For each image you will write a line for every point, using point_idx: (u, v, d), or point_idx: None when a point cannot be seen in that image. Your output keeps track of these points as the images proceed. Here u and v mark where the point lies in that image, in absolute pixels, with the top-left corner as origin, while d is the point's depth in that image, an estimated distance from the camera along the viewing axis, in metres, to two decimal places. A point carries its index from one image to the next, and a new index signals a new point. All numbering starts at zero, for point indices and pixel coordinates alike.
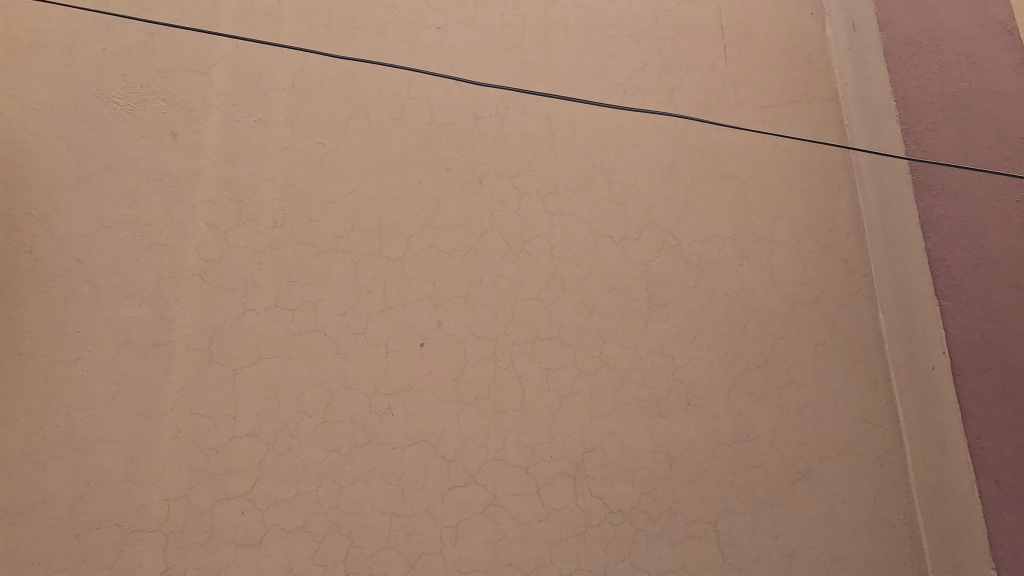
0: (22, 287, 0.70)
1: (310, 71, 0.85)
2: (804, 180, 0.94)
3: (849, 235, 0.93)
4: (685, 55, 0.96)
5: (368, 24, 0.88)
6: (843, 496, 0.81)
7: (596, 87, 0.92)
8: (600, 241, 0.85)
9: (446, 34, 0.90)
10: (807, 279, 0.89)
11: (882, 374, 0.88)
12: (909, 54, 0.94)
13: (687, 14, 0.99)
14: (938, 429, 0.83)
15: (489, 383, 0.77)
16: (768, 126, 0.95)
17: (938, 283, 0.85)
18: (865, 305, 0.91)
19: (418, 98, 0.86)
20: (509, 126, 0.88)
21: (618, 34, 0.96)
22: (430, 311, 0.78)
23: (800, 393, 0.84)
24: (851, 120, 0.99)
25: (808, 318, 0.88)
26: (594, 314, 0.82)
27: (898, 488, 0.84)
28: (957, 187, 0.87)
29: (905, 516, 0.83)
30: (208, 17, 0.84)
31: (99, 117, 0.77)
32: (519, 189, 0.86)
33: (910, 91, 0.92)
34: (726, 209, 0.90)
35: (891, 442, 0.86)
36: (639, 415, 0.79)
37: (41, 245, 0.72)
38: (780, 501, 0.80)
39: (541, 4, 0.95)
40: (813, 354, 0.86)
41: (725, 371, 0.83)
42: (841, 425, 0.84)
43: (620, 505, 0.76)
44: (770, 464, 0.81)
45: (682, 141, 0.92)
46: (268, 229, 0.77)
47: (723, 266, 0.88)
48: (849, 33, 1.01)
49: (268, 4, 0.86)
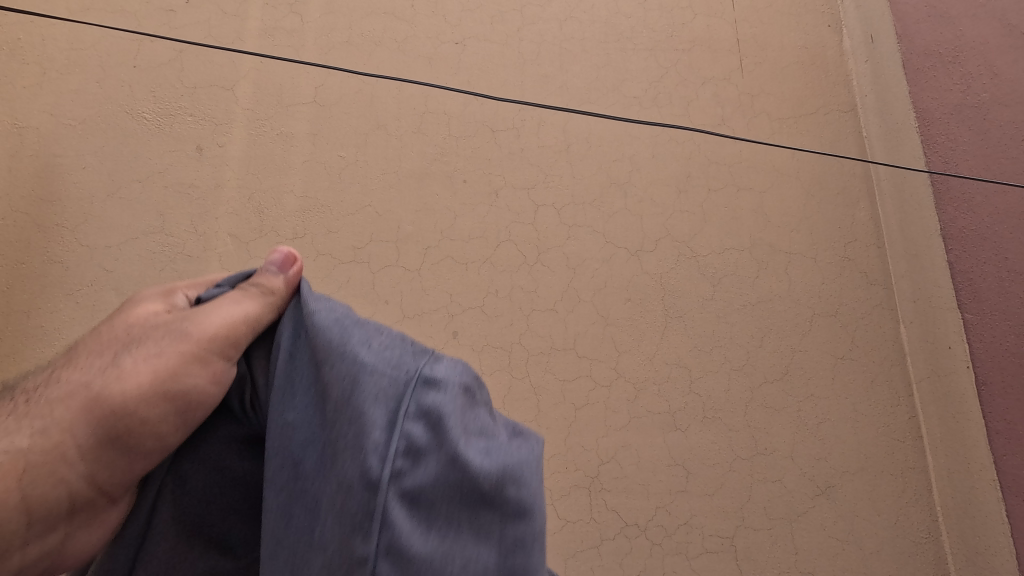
0: (53, 296, 0.72)
1: (332, 86, 0.87)
2: (822, 191, 0.93)
3: (869, 248, 0.91)
4: (701, 68, 0.97)
5: (388, 41, 0.90)
6: (865, 513, 0.80)
7: (611, 99, 0.93)
8: (616, 252, 0.86)
9: (464, 49, 0.92)
10: (826, 291, 0.88)
11: (904, 389, 0.86)
12: (928, 66, 0.93)
13: (703, 26, 0.99)
14: (964, 445, 0.82)
15: (505, 394, 0.77)
16: (786, 137, 0.95)
17: (960, 296, 0.86)
18: (886, 317, 0.88)
19: (436, 111, 0.88)
20: (525, 139, 0.89)
21: (634, 47, 0.97)
22: (446, 321, 0.79)
23: (819, 406, 0.83)
24: (868, 133, 0.96)
25: (827, 331, 0.87)
26: (609, 325, 0.82)
27: (923, 506, 0.81)
28: (979, 200, 0.87)
29: (931, 536, 0.80)
30: (235, 35, 0.87)
31: (128, 132, 0.80)
32: (535, 201, 0.86)
33: (931, 104, 0.92)
34: (743, 221, 0.90)
35: (916, 459, 0.83)
36: (655, 427, 0.79)
37: (71, 254, 0.74)
38: (799, 517, 0.78)
39: (557, 19, 0.96)
40: (833, 367, 0.85)
41: (742, 384, 0.83)
42: (863, 440, 0.83)
43: (636, 518, 0.75)
44: (789, 479, 0.80)
45: (697, 153, 0.92)
46: (288, 240, 0.79)
47: (739, 277, 0.87)
48: (866, 43, 1.01)
49: (292, 22, 0.89)
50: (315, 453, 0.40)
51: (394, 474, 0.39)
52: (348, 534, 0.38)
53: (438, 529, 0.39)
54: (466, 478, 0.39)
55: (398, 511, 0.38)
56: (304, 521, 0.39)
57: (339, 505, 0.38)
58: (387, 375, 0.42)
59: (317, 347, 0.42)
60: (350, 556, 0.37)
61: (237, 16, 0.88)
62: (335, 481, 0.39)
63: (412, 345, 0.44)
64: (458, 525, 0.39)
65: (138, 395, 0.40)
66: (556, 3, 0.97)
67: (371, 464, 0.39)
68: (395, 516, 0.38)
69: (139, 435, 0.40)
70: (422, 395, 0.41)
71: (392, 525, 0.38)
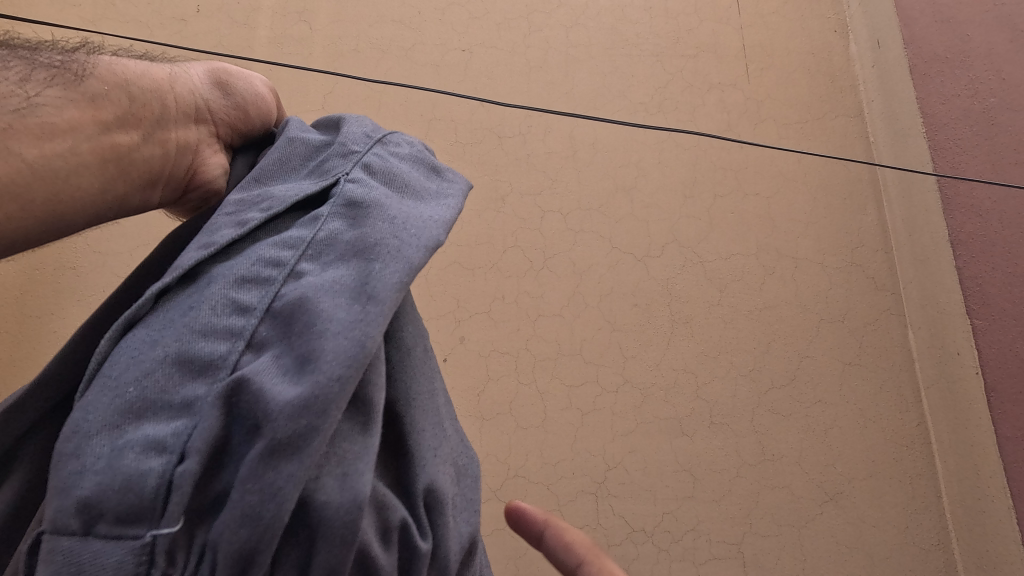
0: (66, 303, 0.75)
1: (340, 94, 0.88)
2: (829, 197, 0.93)
3: (877, 253, 0.92)
4: (707, 74, 0.97)
5: (396, 48, 0.91)
6: (874, 520, 0.79)
7: (617, 106, 0.93)
8: (622, 258, 0.86)
9: (471, 56, 0.93)
10: (834, 296, 0.88)
11: (912, 396, 0.86)
12: (936, 70, 0.93)
13: (709, 32, 1.00)
14: (973, 453, 0.80)
15: (512, 400, 0.78)
16: (792, 142, 0.95)
17: (968, 302, 0.84)
18: (893, 322, 0.89)
19: (443, 118, 0.89)
20: (532, 146, 0.89)
21: (640, 53, 0.97)
22: (453, 326, 0.79)
23: (827, 412, 0.83)
24: (876, 137, 0.98)
25: (835, 336, 0.87)
26: (616, 330, 0.82)
27: (932, 512, 0.81)
28: (989, 205, 0.84)
29: (941, 544, 0.80)
30: (245, 43, 0.88)
31: None
32: (542, 207, 0.87)
33: (938, 108, 0.92)
34: (749, 226, 0.90)
35: (924, 465, 0.83)
36: (661, 433, 0.79)
37: (84, 261, 0.77)
38: (808, 523, 0.78)
39: (563, 26, 0.97)
40: (840, 372, 0.85)
41: (749, 389, 0.83)
42: (871, 446, 0.82)
43: (643, 524, 0.75)
44: (797, 485, 0.79)
45: (703, 158, 0.92)
46: None
47: (746, 283, 0.87)
48: (873, 50, 1.01)
49: (301, 30, 0.90)
50: (216, 225, 0.37)
51: (236, 281, 0.33)
52: (181, 316, 0.32)
53: (260, 339, 0.32)
54: (315, 298, 0.32)
55: (240, 289, 0.33)
56: (134, 328, 0.33)
57: (178, 297, 0.34)
58: (322, 177, 0.39)
59: (280, 149, 0.42)
60: (149, 359, 0.31)
61: (247, 25, 0.89)
62: (198, 263, 0.35)
63: (370, 129, 0.43)
64: (285, 329, 0.32)
65: (159, 78, 0.41)
66: (563, 10, 0.98)
67: (233, 250, 0.35)
68: (229, 304, 0.32)
69: (150, 103, 0.40)
70: (341, 188, 0.37)
71: (229, 318, 0.32)
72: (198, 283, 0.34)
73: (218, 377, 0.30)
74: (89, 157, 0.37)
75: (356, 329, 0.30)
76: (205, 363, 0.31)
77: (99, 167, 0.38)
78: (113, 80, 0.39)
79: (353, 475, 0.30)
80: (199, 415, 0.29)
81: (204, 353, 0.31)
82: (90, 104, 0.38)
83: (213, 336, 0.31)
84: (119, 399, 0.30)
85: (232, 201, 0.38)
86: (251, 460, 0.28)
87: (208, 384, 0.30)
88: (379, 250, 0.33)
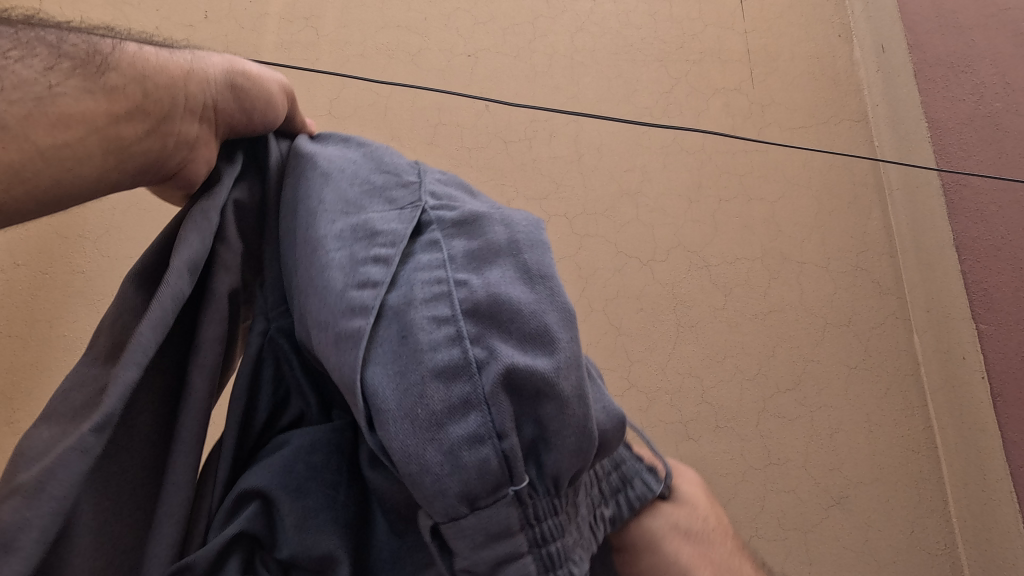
0: (77, 305, 0.76)
1: (346, 99, 0.88)
2: (833, 201, 0.93)
3: (882, 257, 0.92)
4: (711, 78, 0.98)
5: (402, 54, 0.92)
6: (880, 524, 0.79)
7: (622, 110, 0.94)
8: (627, 262, 0.86)
9: (476, 61, 0.93)
10: (838, 300, 0.88)
11: (918, 400, 0.86)
12: (941, 76, 0.93)
13: (713, 37, 1.00)
14: (979, 458, 0.81)
15: None
16: (797, 146, 0.95)
17: (973, 306, 0.84)
18: (899, 327, 0.89)
19: (449, 123, 0.89)
20: (537, 150, 0.90)
21: (644, 58, 0.98)
22: None
23: (833, 416, 0.83)
24: (881, 141, 0.97)
25: (840, 340, 0.87)
26: (621, 334, 0.83)
27: (937, 517, 0.81)
28: (994, 208, 0.85)
29: (946, 547, 0.80)
30: (251, 48, 0.89)
31: None
32: (547, 211, 0.87)
33: (944, 112, 0.92)
34: (754, 230, 0.90)
35: (929, 469, 0.83)
36: (667, 436, 0.79)
37: (93, 265, 0.78)
38: (813, 527, 0.78)
39: (568, 31, 0.97)
40: (845, 376, 0.85)
41: (755, 393, 0.83)
42: (877, 450, 0.83)
43: None
44: (803, 489, 0.79)
45: (707, 162, 0.92)
46: None
47: (751, 287, 0.87)
48: (878, 54, 1.01)
49: (307, 36, 0.91)
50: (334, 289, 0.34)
51: (424, 301, 0.33)
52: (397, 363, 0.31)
53: (476, 334, 0.33)
54: (512, 291, 0.34)
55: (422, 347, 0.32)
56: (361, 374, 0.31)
57: (375, 335, 0.32)
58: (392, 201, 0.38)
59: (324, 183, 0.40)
60: (413, 382, 0.31)
61: (254, 31, 0.90)
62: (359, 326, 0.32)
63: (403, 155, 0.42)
64: (494, 321, 0.33)
65: (176, 71, 0.37)
66: (567, 15, 0.98)
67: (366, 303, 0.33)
68: (430, 345, 0.32)
69: (162, 98, 0.36)
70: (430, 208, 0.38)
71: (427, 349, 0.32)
72: (388, 318, 0.33)
73: (469, 391, 0.31)
74: (95, 148, 0.33)
75: (557, 300, 0.34)
76: (453, 383, 0.31)
77: (99, 159, 0.34)
78: (129, 61, 0.35)
79: (604, 400, 0.36)
80: (477, 423, 0.31)
81: (448, 368, 0.31)
82: (83, 85, 0.33)
83: (443, 371, 0.31)
84: (416, 421, 0.30)
85: (335, 239, 0.36)
86: (552, 414, 0.32)
87: (471, 394, 0.31)
88: (521, 241, 0.36)
